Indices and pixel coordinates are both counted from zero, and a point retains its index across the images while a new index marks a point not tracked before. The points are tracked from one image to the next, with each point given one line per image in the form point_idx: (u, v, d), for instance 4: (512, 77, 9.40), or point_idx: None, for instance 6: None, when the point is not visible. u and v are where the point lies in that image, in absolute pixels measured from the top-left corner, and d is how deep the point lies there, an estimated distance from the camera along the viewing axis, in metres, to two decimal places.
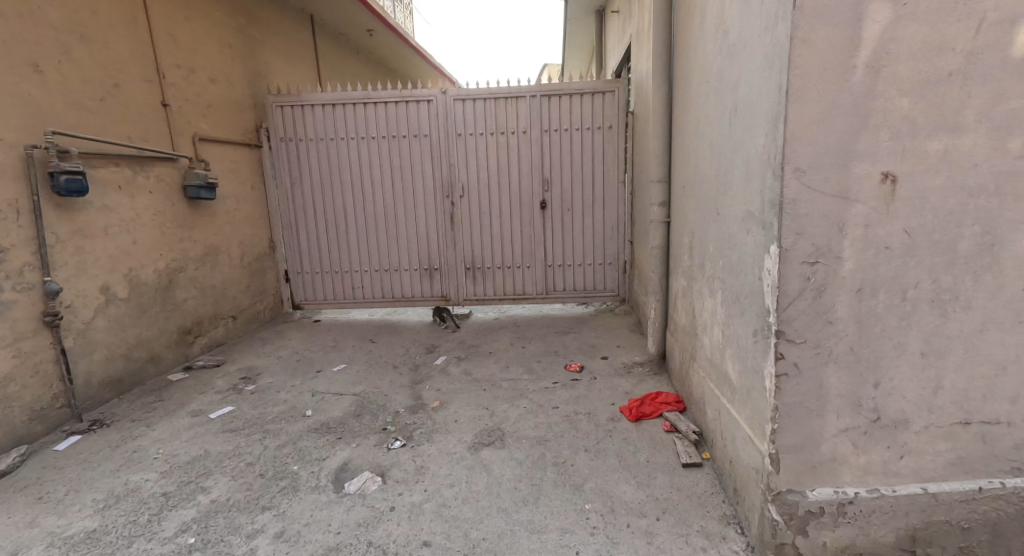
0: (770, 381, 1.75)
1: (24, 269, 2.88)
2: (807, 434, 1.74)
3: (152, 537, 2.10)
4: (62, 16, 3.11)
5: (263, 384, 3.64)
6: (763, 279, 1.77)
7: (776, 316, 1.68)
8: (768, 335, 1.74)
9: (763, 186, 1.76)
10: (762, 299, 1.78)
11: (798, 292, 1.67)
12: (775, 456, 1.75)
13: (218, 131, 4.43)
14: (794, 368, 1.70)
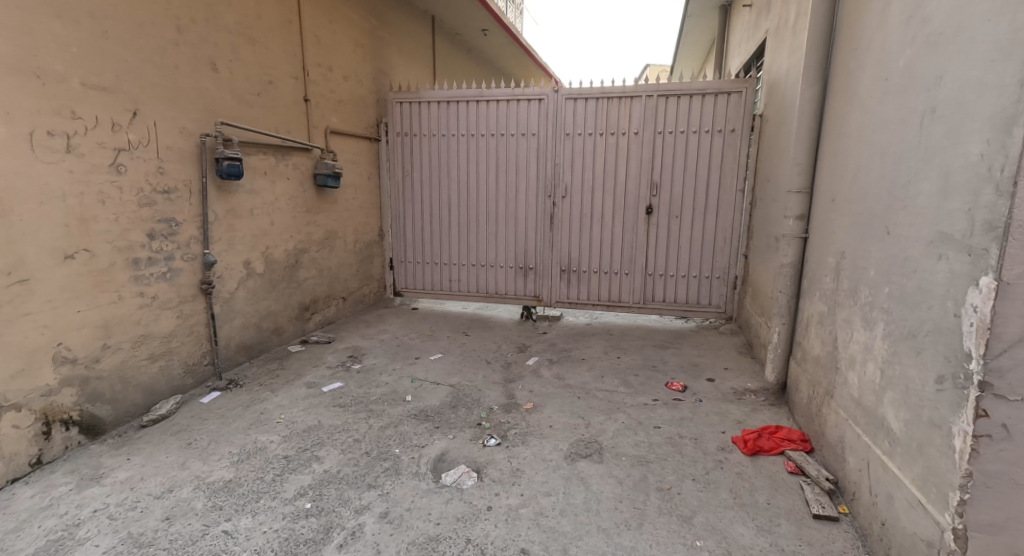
0: (962, 441, 1.49)
1: (191, 242, 3.33)
2: (1011, 514, 1.45)
3: (275, 496, 2.30)
4: (236, 20, 3.55)
5: (367, 364, 3.88)
6: (963, 317, 1.52)
7: (982, 364, 1.44)
8: (966, 386, 1.49)
9: (973, 202, 1.51)
10: (959, 340, 1.53)
11: (1017, 339, 1.40)
12: (961, 533, 1.49)
13: (346, 124, 4.80)
14: (1001, 429, 1.44)
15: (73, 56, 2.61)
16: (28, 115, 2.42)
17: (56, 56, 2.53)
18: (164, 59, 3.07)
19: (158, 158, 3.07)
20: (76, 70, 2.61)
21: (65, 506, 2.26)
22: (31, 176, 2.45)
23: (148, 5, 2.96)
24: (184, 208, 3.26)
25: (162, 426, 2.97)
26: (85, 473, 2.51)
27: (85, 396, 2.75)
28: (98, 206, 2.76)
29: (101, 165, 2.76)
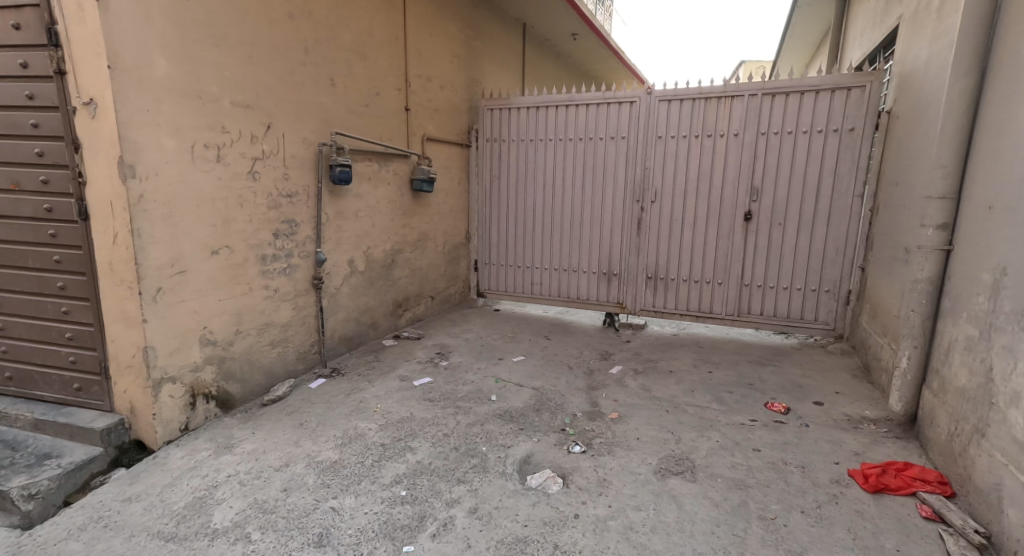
0: None
1: (306, 241, 3.64)
2: None
3: (374, 480, 2.43)
4: (352, 39, 3.84)
5: (454, 361, 3.99)
6: None
7: None
8: None
9: None
10: None
11: None
12: None
13: (442, 132, 4.99)
14: None
15: (226, 79, 3.00)
16: (191, 131, 2.83)
17: (214, 80, 2.93)
18: (293, 77, 3.41)
19: (284, 166, 3.41)
20: (227, 91, 3.01)
21: (205, 469, 2.58)
22: (190, 183, 2.85)
23: (283, 30, 3.31)
24: (302, 211, 3.58)
25: (278, 406, 3.27)
26: (220, 441, 2.85)
27: (221, 374, 3.14)
28: (237, 209, 3.14)
29: (241, 173, 3.13)
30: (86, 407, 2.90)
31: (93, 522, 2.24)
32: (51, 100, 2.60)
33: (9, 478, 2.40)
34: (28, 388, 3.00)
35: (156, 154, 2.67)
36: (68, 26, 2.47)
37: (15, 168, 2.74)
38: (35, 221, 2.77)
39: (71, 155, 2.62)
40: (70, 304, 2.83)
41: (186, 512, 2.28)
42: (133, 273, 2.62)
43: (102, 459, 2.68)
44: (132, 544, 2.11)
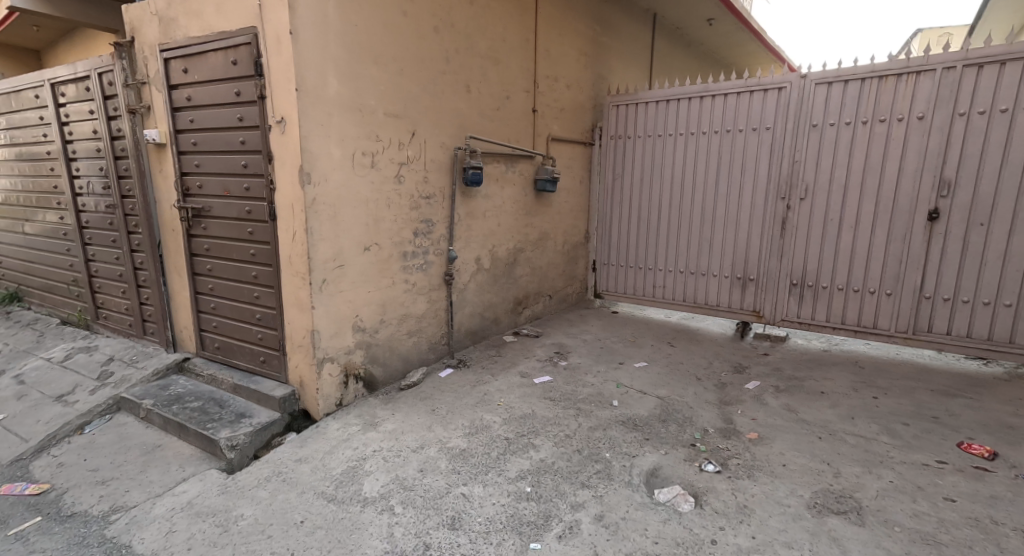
0: None
1: (440, 240, 3.81)
2: None
3: (500, 473, 2.46)
4: (487, 46, 3.95)
5: (573, 362, 3.91)
6: None
7: None
8: None
9: None
10: None
11: None
12: None
13: (566, 131, 4.93)
14: None
15: (382, 93, 3.26)
16: (353, 141, 3.14)
17: (373, 94, 3.21)
18: (436, 86, 3.60)
19: (424, 169, 3.61)
20: (382, 103, 3.27)
21: (355, 443, 2.86)
22: (350, 187, 3.16)
23: (430, 43, 3.51)
24: (438, 211, 3.76)
25: (412, 391, 3.48)
26: (366, 419, 3.12)
27: (367, 357, 3.42)
28: (385, 209, 3.39)
29: (389, 177, 3.38)
30: (268, 376, 3.40)
31: (274, 475, 2.62)
32: (254, 119, 3.08)
33: (218, 430, 2.94)
34: (229, 356, 3.60)
35: (326, 162, 3.02)
36: (269, 57, 2.92)
37: (229, 177, 3.30)
38: (239, 220, 3.32)
39: (266, 165, 3.08)
40: (260, 291, 3.33)
41: (342, 478, 2.55)
42: (306, 265, 3.02)
43: (280, 421, 3.13)
44: (303, 499, 2.42)
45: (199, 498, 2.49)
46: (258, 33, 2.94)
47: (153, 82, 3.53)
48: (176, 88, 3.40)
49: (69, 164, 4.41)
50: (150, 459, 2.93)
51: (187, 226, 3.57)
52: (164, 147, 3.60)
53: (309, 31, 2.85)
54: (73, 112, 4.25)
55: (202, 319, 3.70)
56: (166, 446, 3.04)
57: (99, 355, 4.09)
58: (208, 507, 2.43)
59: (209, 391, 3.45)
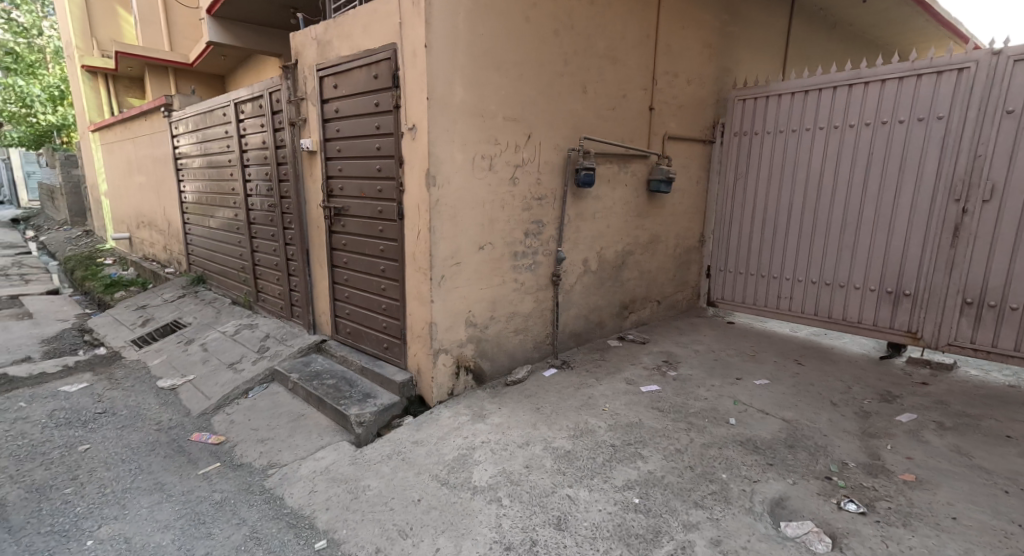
0: None
1: (549, 241, 3.86)
2: None
3: (606, 480, 2.45)
4: (606, 45, 3.90)
5: (684, 373, 3.73)
6: None
7: None
8: None
9: None
10: None
11: None
12: None
13: (685, 129, 4.72)
14: None
15: (502, 97, 3.38)
16: (475, 145, 3.29)
17: (494, 99, 3.34)
18: (553, 89, 3.64)
19: (538, 171, 3.68)
20: (502, 108, 3.39)
21: (464, 432, 3.01)
22: (470, 189, 3.32)
23: (550, 47, 3.56)
24: (549, 212, 3.81)
25: (517, 388, 3.58)
26: (474, 410, 3.26)
27: (477, 352, 3.57)
28: (500, 210, 3.51)
29: (505, 179, 3.50)
30: (390, 362, 3.69)
31: (395, 453, 2.86)
32: (389, 127, 3.36)
33: (349, 406, 3.27)
34: (358, 341, 3.97)
35: (450, 165, 3.20)
36: (405, 70, 3.16)
37: (365, 180, 3.63)
38: (372, 219, 3.64)
39: (397, 169, 3.35)
40: (387, 283, 3.62)
41: (454, 464, 2.71)
42: (428, 262, 3.23)
43: (400, 404, 3.38)
44: (419, 479, 2.62)
45: (335, 466, 2.82)
46: (397, 48, 3.21)
47: (309, 96, 3.98)
48: (326, 102, 3.82)
49: (242, 168, 5.15)
50: (296, 425, 3.34)
51: (329, 223, 4.00)
52: (314, 153, 4.06)
53: (441, 42, 3.04)
54: (249, 125, 4.96)
55: (337, 306, 4.12)
56: (308, 415, 3.44)
57: (258, 332, 4.72)
58: (341, 474, 2.73)
59: (341, 371, 3.83)
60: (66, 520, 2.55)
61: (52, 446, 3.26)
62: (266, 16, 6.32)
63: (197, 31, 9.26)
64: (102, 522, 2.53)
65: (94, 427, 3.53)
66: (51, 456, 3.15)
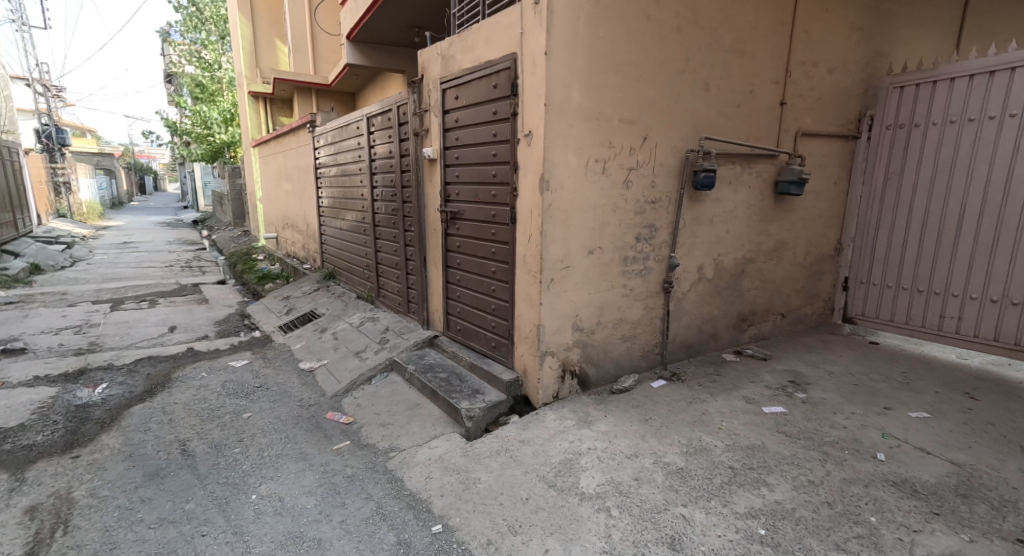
0: None
1: (662, 246, 3.71)
2: None
3: (727, 504, 2.30)
4: (732, 37, 3.66)
5: (816, 396, 3.36)
6: None
7: None
8: None
9: None
10: None
11: None
12: None
13: (821, 124, 4.27)
14: None
15: (619, 100, 3.32)
16: (589, 149, 3.27)
17: (610, 102, 3.29)
18: (672, 88, 3.50)
19: (652, 174, 3.56)
20: (618, 110, 3.33)
21: (570, 436, 3.00)
22: (583, 194, 3.31)
23: (671, 44, 3.43)
24: (662, 216, 3.67)
25: (624, 397, 3.48)
26: (580, 415, 3.24)
27: (583, 357, 3.54)
28: (612, 214, 3.46)
29: (618, 183, 3.43)
30: (496, 360, 3.80)
31: (503, 450, 2.94)
32: (506, 134, 3.46)
33: (460, 400, 3.41)
34: (467, 338, 4.13)
35: (564, 169, 3.21)
36: (525, 77, 3.24)
37: (480, 185, 3.78)
38: (485, 222, 3.77)
39: (512, 174, 3.44)
40: (497, 284, 3.73)
41: (561, 467, 2.73)
42: (538, 265, 3.27)
43: (506, 402, 3.47)
44: (528, 478, 2.67)
45: (448, 456, 2.97)
46: (517, 58, 3.29)
47: (432, 107, 4.24)
48: (448, 112, 4.03)
49: (371, 174, 5.62)
50: (412, 413, 3.57)
51: (446, 226, 4.22)
52: (434, 161, 4.31)
53: (561, 49, 3.07)
54: (378, 136, 5.40)
55: (449, 304, 4.33)
56: (422, 405, 3.65)
57: (379, 325, 5.12)
58: (454, 464, 2.87)
59: (452, 366, 4.02)
60: (236, 474, 2.97)
61: (224, 411, 3.82)
62: (395, 35, 6.84)
63: (337, 55, 10.27)
64: (263, 480, 2.91)
65: (253, 399, 4.07)
66: (222, 419, 3.68)
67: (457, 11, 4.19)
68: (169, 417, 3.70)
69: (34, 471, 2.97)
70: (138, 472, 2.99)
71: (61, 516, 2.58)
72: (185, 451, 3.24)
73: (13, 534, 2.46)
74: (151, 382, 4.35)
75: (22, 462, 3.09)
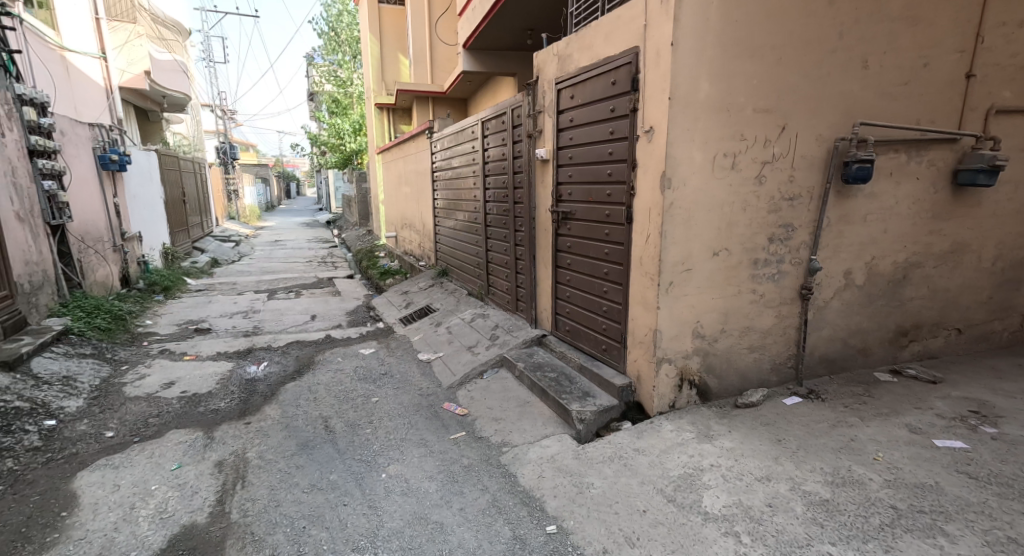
0: None
1: (801, 247, 3.34)
2: None
3: (890, 551, 2.00)
4: (902, 5, 3.17)
5: (1010, 433, 2.80)
6: None
7: None
8: None
9: None
10: None
11: None
12: None
13: (1022, 100, 3.54)
14: None
15: (753, 88, 3.04)
16: (716, 144, 3.04)
17: (743, 91, 3.03)
18: (820, 70, 3.12)
19: (791, 168, 3.21)
20: (752, 99, 3.05)
21: (689, 450, 2.81)
22: (707, 192, 3.09)
23: (820, 21, 3.06)
24: (802, 215, 3.30)
25: (751, 412, 3.19)
26: (700, 428, 3.02)
27: (704, 366, 3.31)
28: (741, 213, 3.18)
29: (750, 178, 3.15)
30: (607, 364, 3.69)
31: (617, 457, 2.84)
32: (624, 131, 3.34)
33: (571, 401, 3.36)
34: (576, 339, 4.07)
35: (687, 166, 3.02)
36: (647, 71, 3.09)
37: (594, 185, 3.69)
38: (599, 222, 3.68)
39: (628, 173, 3.31)
40: (609, 285, 3.62)
41: (680, 482, 2.57)
42: (656, 267, 3.10)
43: (619, 408, 3.35)
44: (644, 489, 2.55)
45: (559, 457, 2.95)
46: (639, 51, 3.15)
47: (546, 108, 4.23)
48: (562, 112, 4.00)
49: (484, 176, 5.78)
50: (523, 410, 3.60)
51: (557, 226, 4.19)
52: (547, 161, 4.30)
53: (689, 38, 2.88)
54: (491, 140, 5.54)
55: (558, 304, 4.29)
56: (533, 403, 3.66)
57: (490, 321, 5.24)
58: (567, 466, 2.84)
59: (561, 366, 3.98)
60: (369, 453, 3.22)
61: (356, 394, 4.16)
62: (512, 39, 6.96)
63: (451, 63, 10.66)
64: (390, 461, 3.12)
65: (379, 384, 4.39)
66: (355, 401, 4.02)
67: (575, 9, 4.13)
68: (315, 395, 4.12)
69: (220, 432, 3.48)
70: (293, 442, 3.35)
71: (240, 472, 2.98)
72: (328, 427, 3.58)
73: (208, 482, 2.88)
74: (299, 363, 4.89)
75: (211, 423, 3.62)
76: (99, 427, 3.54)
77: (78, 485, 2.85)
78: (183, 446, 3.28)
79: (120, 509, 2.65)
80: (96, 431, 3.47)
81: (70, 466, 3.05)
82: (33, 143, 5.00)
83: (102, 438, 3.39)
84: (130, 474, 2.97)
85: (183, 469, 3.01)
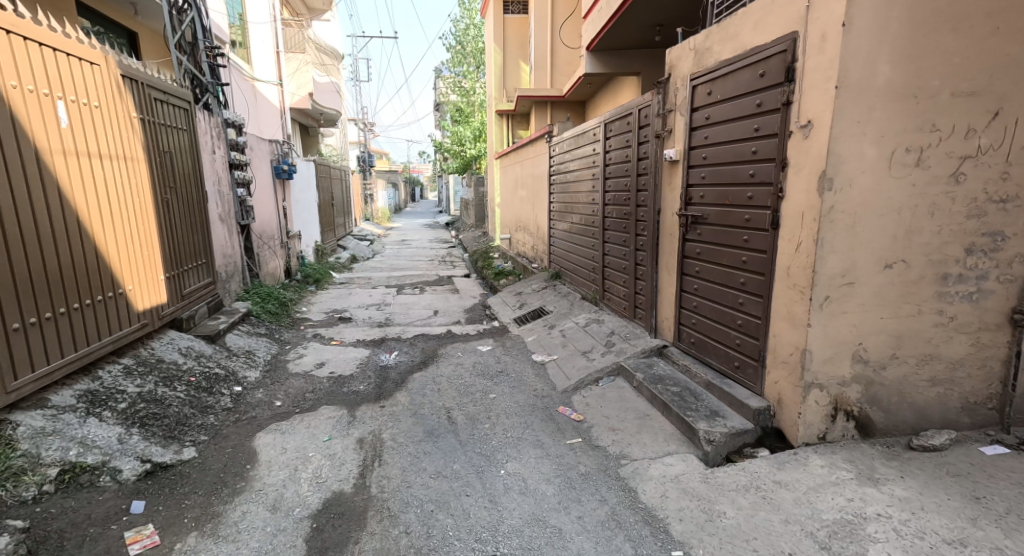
0: None
1: (1015, 261, 2.69)
2: None
3: None
4: None
5: None
6: None
7: None
8: None
9: None
10: None
11: None
12: None
13: None
14: None
15: (955, 66, 2.50)
16: (897, 136, 2.55)
17: (939, 72, 2.51)
18: None
19: (1005, 163, 2.60)
20: (950, 81, 2.52)
21: (847, 491, 2.39)
22: (883, 193, 2.61)
23: None
24: (1019, 221, 2.65)
25: (931, 457, 2.64)
26: (860, 468, 2.56)
27: (866, 397, 2.81)
28: (926, 218, 2.64)
29: (942, 176, 2.60)
30: (740, 383, 3.31)
31: (753, 487, 2.52)
32: (774, 126, 2.95)
33: (697, 420, 3.06)
34: (703, 353, 3.72)
35: (855, 164, 2.58)
36: (806, 58, 2.69)
37: (732, 186, 3.33)
38: (736, 227, 3.31)
39: (776, 174, 2.92)
40: (746, 297, 3.25)
41: (836, 528, 2.19)
42: (809, 280, 2.70)
43: (754, 433, 2.97)
44: (789, 530, 2.22)
45: (684, 478, 2.69)
46: (797, 37, 2.75)
47: (679, 106, 3.93)
48: (698, 109, 3.68)
49: (604, 180, 5.59)
50: (642, 423, 3.36)
51: (684, 231, 3.88)
52: (677, 162, 3.99)
53: (869, 14, 2.45)
54: (614, 142, 5.33)
55: (682, 314, 3.98)
56: (653, 417, 3.41)
57: (605, 327, 5.05)
58: (694, 489, 2.58)
59: (684, 380, 3.66)
60: (489, 447, 3.24)
61: (474, 389, 4.23)
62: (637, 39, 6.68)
63: (573, 67, 10.53)
64: (508, 457, 3.10)
65: (496, 382, 4.42)
66: (474, 396, 4.09)
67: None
68: (438, 386, 4.28)
69: (361, 412, 3.74)
70: (420, 429, 3.49)
71: (377, 451, 3.17)
72: (450, 417, 3.68)
73: (352, 456, 3.11)
74: (424, 354, 5.13)
75: (353, 403, 3.92)
76: (271, 397, 4.00)
77: (257, 444, 3.23)
78: (332, 421, 3.59)
79: (287, 469, 2.95)
80: (269, 400, 3.94)
81: (252, 426, 3.48)
82: (234, 158, 5.89)
83: (273, 406, 3.83)
84: (294, 440, 3.30)
85: (333, 442, 3.28)
